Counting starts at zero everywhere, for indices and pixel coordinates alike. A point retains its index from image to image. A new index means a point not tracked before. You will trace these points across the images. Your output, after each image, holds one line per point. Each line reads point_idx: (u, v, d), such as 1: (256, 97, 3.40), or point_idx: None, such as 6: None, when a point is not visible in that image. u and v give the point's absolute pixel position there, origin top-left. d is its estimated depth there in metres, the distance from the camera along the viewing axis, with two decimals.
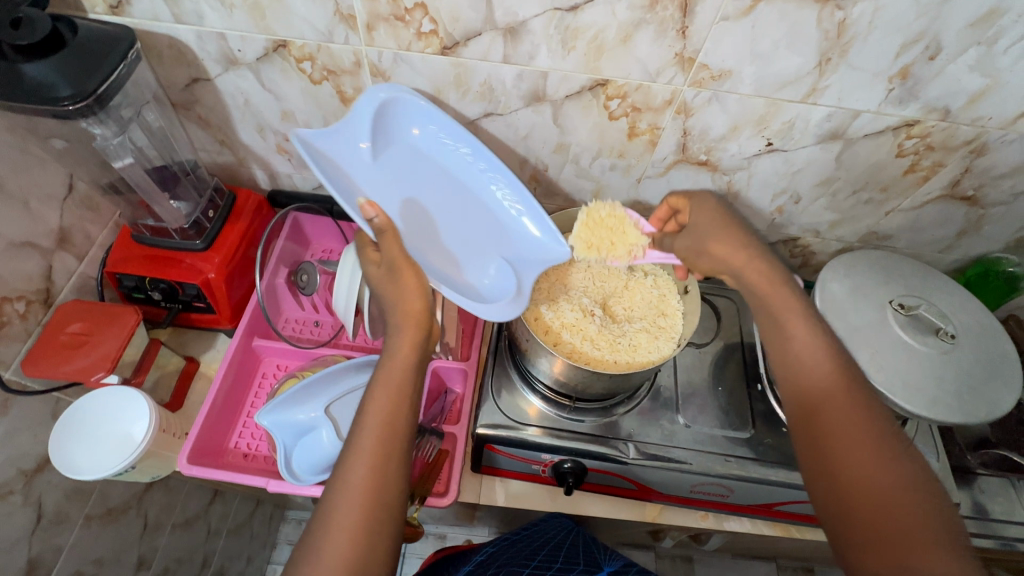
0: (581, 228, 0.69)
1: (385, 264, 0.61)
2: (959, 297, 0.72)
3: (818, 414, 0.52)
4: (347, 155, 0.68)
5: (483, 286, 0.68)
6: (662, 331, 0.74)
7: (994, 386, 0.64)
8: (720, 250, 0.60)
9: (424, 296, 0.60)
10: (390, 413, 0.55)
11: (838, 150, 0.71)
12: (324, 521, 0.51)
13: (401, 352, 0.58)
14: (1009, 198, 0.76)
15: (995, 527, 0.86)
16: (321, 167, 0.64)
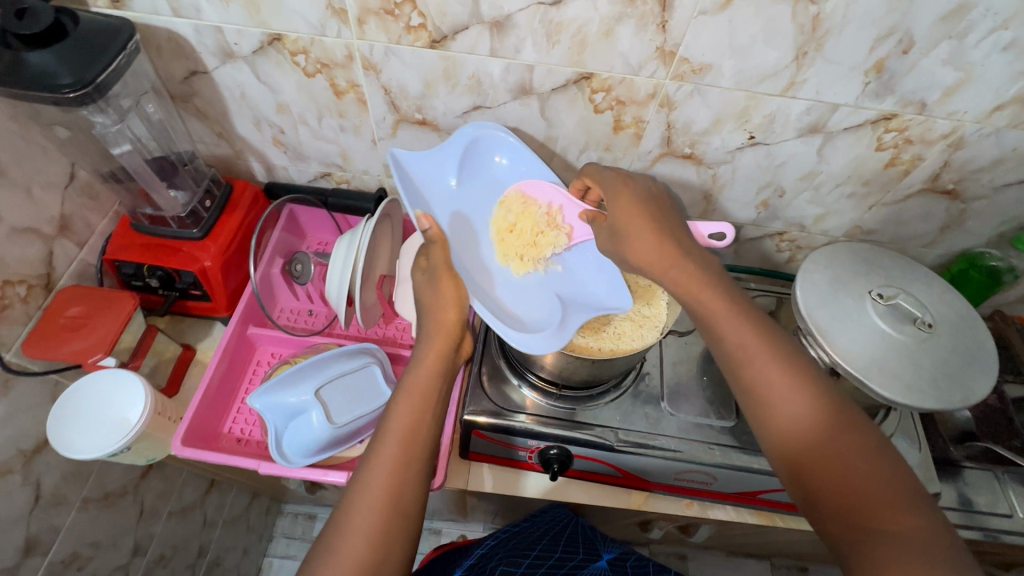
0: (503, 246, 0.76)
1: (428, 271, 0.67)
2: (938, 288, 0.73)
3: (773, 404, 0.54)
4: (434, 182, 0.77)
5: (535, 322, 0.72)
6: (646, 320, 0.73)
7: (969, 373, 0.66)
8: (641, 248, 0.61)
9: (458, 309, 0.66)
10: (418, 409, 0.60)
11: (819, 143, 0.73)
12: (352, 507, 0.54)
13: (428, 359, 0.63)
14: (989, 191, 0.77)
15: (978, 518, 0.87)
16: (405, 185, 0.74)
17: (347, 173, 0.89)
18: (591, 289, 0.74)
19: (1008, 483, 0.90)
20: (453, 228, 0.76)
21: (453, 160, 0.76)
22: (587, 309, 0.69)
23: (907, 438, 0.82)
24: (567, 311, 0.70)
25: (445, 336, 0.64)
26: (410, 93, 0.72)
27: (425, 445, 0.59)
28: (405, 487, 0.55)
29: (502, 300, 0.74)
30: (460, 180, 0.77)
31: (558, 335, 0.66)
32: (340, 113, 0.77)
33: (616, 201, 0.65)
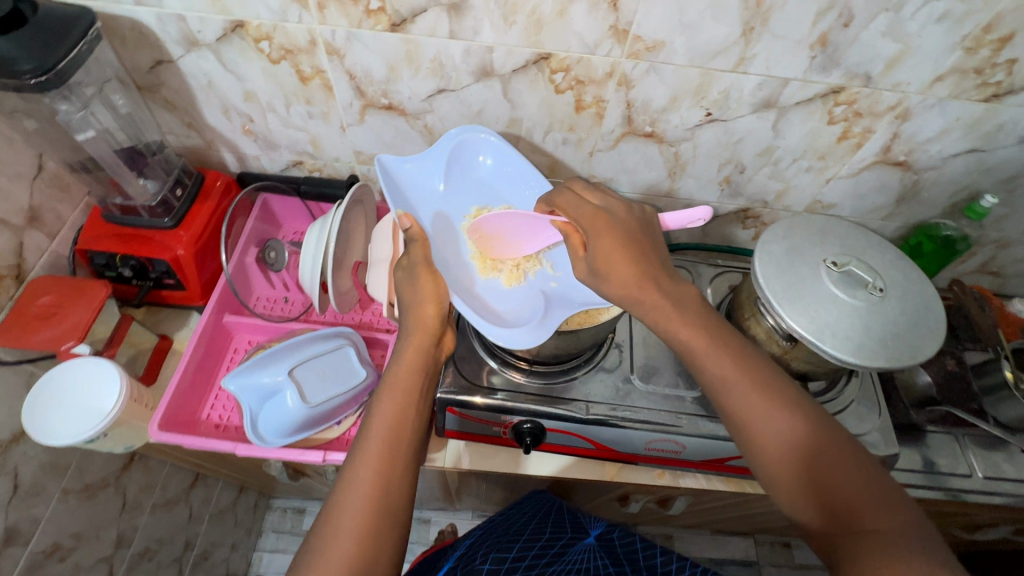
0: (487, 265, 0.79)
1: (408, 267, 0.68)
2: (890, 256, 0.76)
3: (755, 425, 0.56)
4: (421, 184, 0.80)
5: (510, 317, 0.75)
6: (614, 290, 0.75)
7: (918, 334, 0.69)
8: (620, 285, 0.61)
9: (437, 303, 0.68)
10: (401, 404, 0.62)
11: (773, 118, 0.75)
12: (339, 507, 0.55)
13: (407, 354, 0.66)
14: (939, 162, 0.80)
15: (940, 478, 0.91)
16: (392, 188, 0.76)
17: (319, 161, 0.90)
18: (576, 281, 0.77)
19: (967, 445, 0.94)
20: (440, 229, 0.79)
21: (440, 162, 0.79)
22: (569, 305, 0.72)
23: (868, 403, 0.85)
24: (550, 307, 0.73)
25: (425, 332, 0.67)
26: (375, 78, 0.74)
27: (410, 440, 0.61)
28: (391, 482, 0.57)
29: (484, 295, 0.77)
30: (449, 181, 0.81)
31: (538, 332, 0.69)
32: (307, 100, 0.78)
33: (599, 239, 0.63)
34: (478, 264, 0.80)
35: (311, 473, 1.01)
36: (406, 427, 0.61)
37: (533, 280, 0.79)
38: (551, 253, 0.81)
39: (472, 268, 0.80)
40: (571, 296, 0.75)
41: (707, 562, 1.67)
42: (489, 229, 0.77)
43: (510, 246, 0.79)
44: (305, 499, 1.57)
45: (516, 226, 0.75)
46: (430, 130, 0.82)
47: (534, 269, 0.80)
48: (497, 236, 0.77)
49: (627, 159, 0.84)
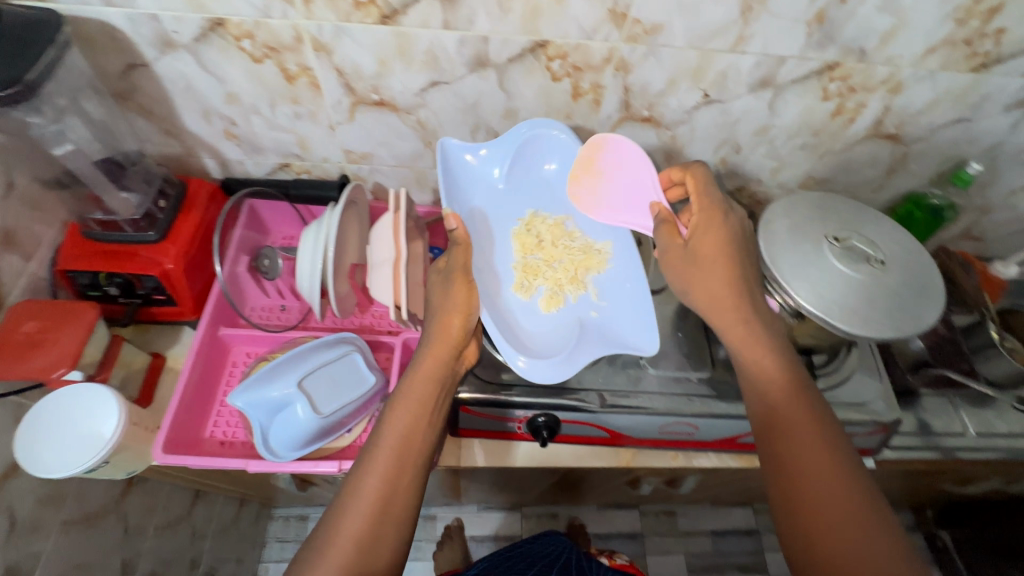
0: (529, 276, 0.82)
1: (445, 272, 0.69)
2: (886, 228, 0.77)
3: (789, 459, 0.57)
4: (479, 174, 0.83)
5: (538, 346, 0.75)
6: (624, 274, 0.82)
7: (919, 303, 0.70)
8: (705, 294, 0.68)
9: (464, 317, 0.67)
10: (418, 417, 0.62)
11: (769, 97, 0.75)
12: (338, 515, 0.55)
13: (427, 360, 0.65)
14: (928, 132, 0.82)
15: (935, 439, 0.96)
16: (447, 174, 0.79)
17: (307, 162, 0.87)
18: (619, 315, 0.78)
19: (960, 405, 0.98)
20: (474, 224, 0.83)
21: (506, 156, 0.82)
22: (608, 341, 0.73)
23: (869, 371, 0.87)
24: (580, 339, 0.74)
25: (445, 343, 0.66)
26: (365, 73, 0.71)
27: (422, 450, 0.60)
28: (396, 491, 0.56)
29: (514, 309, 0.80)
30: (508, 180, 0.84)
31: (560, 365, 0.70)
32: (294, 100, 0.75)
33: (701, 234, 0.70)
34: (518, 276, 0.82)
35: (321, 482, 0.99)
36: (418, 442, 0.60)
37: (572, 303, 0.81)
38: (600, 282, 0.82)
39: (506, 281, 0.82)
40: (607, 333, 0.76)
41: (709, 533, 1.72)
42: (597, 164, 0.80)
43: (591, 194, 0.82)
44: (307, 506, 1.61)
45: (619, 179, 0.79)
46: (424, 125, 0.80)
47: (576, 293, 0.81)
48: (599, 175, 0.81)
49: None
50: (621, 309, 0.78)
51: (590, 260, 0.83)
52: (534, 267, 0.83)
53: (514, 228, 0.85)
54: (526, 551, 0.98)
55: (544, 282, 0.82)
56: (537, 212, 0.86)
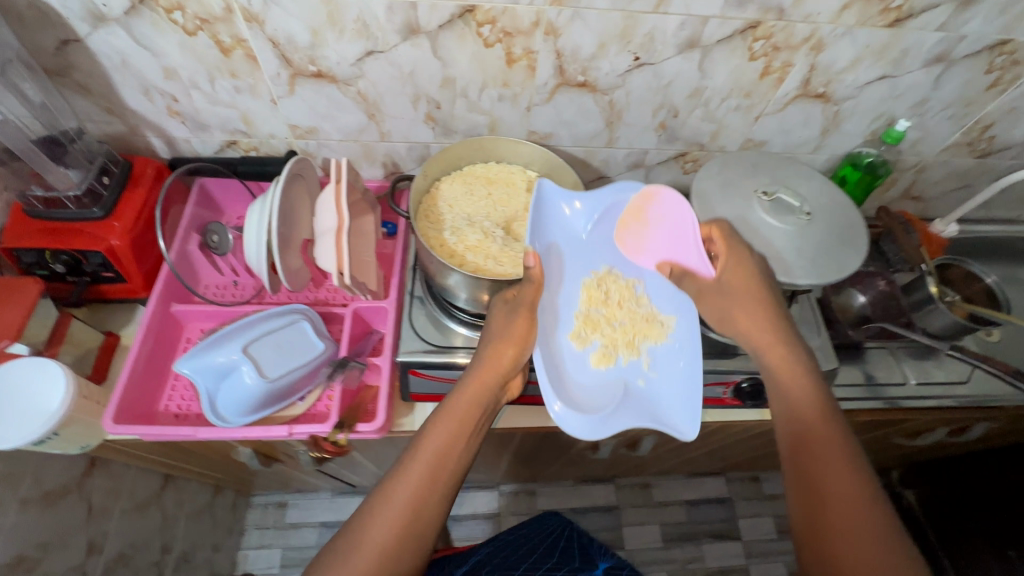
0: (590, 331, 0.81)
1: (513, 302, 0.71)
2: (815, 182, 0.80)
3: (810, 469, 0.60)
4: (566, 224, 0.81)
5: (582, 397, 0.73)
6: (646, 331, 0.82)
7: (844, 250, 0.73)
8: (746, 325, 0.72)
9: (515, 353, 0.70)
10: (453, 435, 0.64)
11: (697, 58, 0.78)
12: (365, 525, 0.58)
13: (472, 384, 0.68)
14: (855, 90, 0.85)
15: (878, 389, 0.99)
16: (539, 218, 0.77)
17: (253, 139, 0.88)
18: (665, 390, 0.77)
19: (902, 357, 1.03)
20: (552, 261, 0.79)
21: (592, 208, 0.80)
22: (642, 411, 0.73)
23: (808, 324, 0.90)
24: (620, 406, 0.72)
25: (493, 370, 0.69)
26: (300, 45, 0.72)
27: (453, 471, 0.62)
28: (426, 506, 0.59)
29: (566, 355, 0.79)
30: (592, 233, 0.83)
31: (601, 423, 0.69)
32: (232, 73, 0.76)
33: (730, 269, 0.72)
34: (578, 325, 0.82)
35: (285, 457, 1.01)
36: (450, 464, 0.62)
37: (622, 365, 0.80)
38: (656, 350, 0.81)
39: (562, 328, 0.81)
40: (649, 405, 0.75)
41: (683, 503, 1.76)
42: (648, 212, 0.78)
43: (637, 240, 0.81)
44: (285, 492, 1.63)
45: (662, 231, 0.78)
46: (364, 96, 0.81)
47: (629, 356, 0.80)
48: (647, 223, 0.79)
49: (563, 112, 0.86)
50: (670, 384, 0.76)
51: (651, 328, 0.82)
52: (594, 323, 0.82)
53: (585, 279, 0.84)
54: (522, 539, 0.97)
55: (601, 337, 0.81)
56: (609, 269, 0.85)
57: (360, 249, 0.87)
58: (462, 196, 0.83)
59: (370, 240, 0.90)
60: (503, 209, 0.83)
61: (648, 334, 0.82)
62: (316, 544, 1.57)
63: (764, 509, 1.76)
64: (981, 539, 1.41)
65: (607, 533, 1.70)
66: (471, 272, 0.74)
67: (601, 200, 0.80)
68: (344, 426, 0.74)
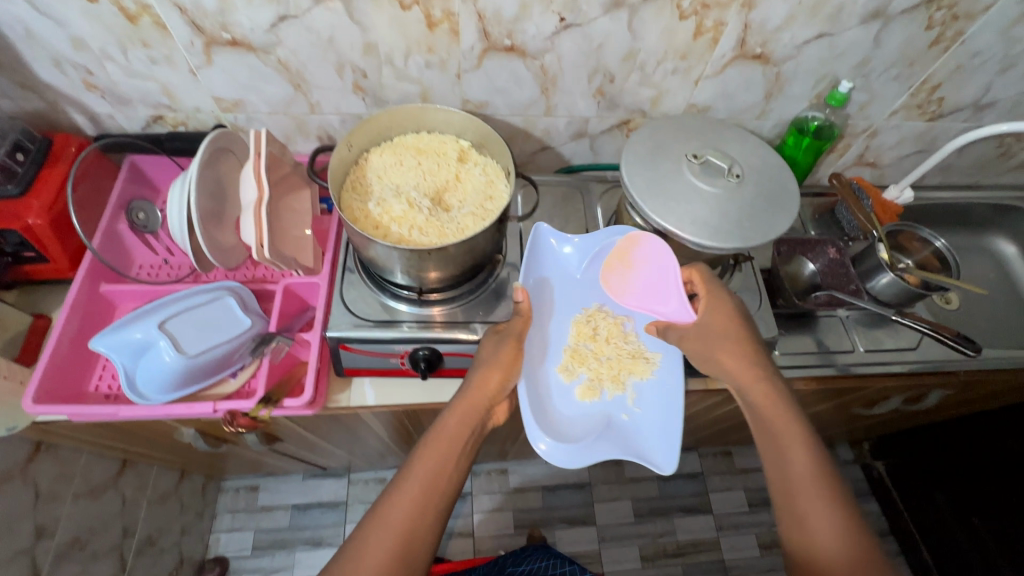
0: (577, 364, 0.82)
1: (505, 334, 0.75)
2: (749, 145, 0.78)
3: (800, 504, 0.60)
4: (562, 264, 0.85)
5: (565, 426, 0.77)
6: (633, 368, 0.82)
7: (771, 212, 0.71)
8: (727, 360, 0.71)
9: (500, 381, 0.72)
10: (443, 459, 0.64)
11: (625, 18, 0.75)
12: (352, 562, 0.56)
13: (459, 408, 0.69)
14: (794, 50, 0.83)
15: (830, 356, 0.98)
16: (531, 258, 0.82)
17: (179, 114, 0.86)
18: (647, 427, 0.78)
19: (851, 326, 1.01)
20: (541, 297, 0.83)
21: (585, 250, 0.83)
22: (621, 443, 0.75)
23: (751, 292, 0.88)
24: (599, 437, 0.76)
25: (479, 395, 0.70)
26: (208, 10, 0.70)
27: (444, 493, 0.63)
28: (420, 529, 0.59)
29: (552, 387, 0.81)
30: (586, 272, 0.85)
31: (578, 454, 0.72)
32: (144, 43, 0.74)
33: (709, 312, 0.74)
34: (567, 359, 0.83)
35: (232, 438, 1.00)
36: (441, 486, 0.62)
37: (606, 399, 0.81)
38: (641, 386, 0.81)
39: (551, 360, 0.83)
40: (631, 441, 0.76)
41: (656, 478, 1.73)
42: (632, 255, 0.80)
43: (622, 282, 0.83)
44: (257, 477, 1.62)
45: (648, 274, 0.80)
46: (286, 65, 0.79)
47: (614, 391, 0.81)
48: (632, 266, 0.81)
49: (495, 78, 0.84)
50: (652, 421, 0.78)
51: (636, 364, 0.82)
52: (582, 356, 0.83)
53: (577, 315, 0.85)
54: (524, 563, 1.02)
55: (587, 371, 0.82)
56: (599, 307, 0.86)
57: (292, 224, 0.86)
58: (391, 166, 0.81)
59: (306, 215, 0.88)
60: (433, 178, 0.81)
61: (634, 369, 0.82)
62: (289, 527, 1.56)
63: (737, 483, 1.74)
64: (947, 510, 1.41)
65: (578, 510, 1.66)
66: (393, 242, 0.73)
67: (594, 242, 0.83)
68: (269, 401, 0.73)
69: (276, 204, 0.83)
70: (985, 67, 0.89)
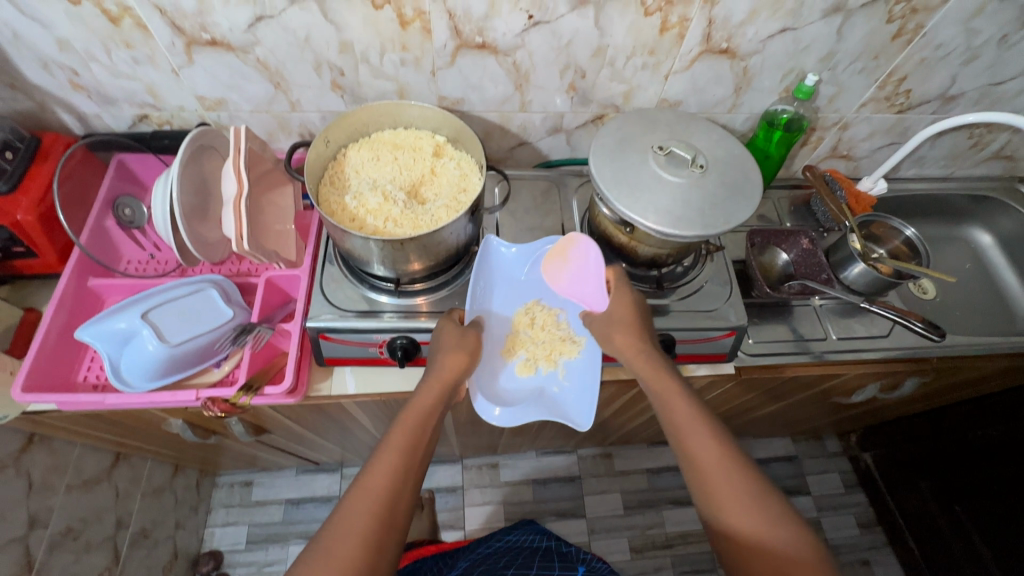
0: (515, 346, 0.86)
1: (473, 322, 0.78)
2: (714, 136, 0.81)
3: (704, 470, 0.64)
4: (507, 267, 0.89)
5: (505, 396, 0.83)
6: (563, 348, 0.86)
7: (733, 200, 0.73)
8: (621, 343, 0.76)
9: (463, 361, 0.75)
10: (415, 432, 0.67)
11: (592, 14, 0.78)
12: (326, 542, 0.58)
13: (428, 387, 0.72)
14: (759, 44, 0.85)
15: (804, 343, 1.00)
16: (481, 266, 0.85)
17: (164, 113, 0.89)
18: (575, 397, 0.82)
19: (825, 314, 1.03)
20: (484, 300, 0.86)
21: (529, 254, 0.88)
22: (549, 408, 0.80)
23: (721, 281, 0.90)
24: (530, 404, 0.80)
25: (447, 376, 0.73)
26: (187, 11, 0.72)
27: (419, 463, 0.66)
28: (399, 496, 0.62)
29: (493, 365, 0.85)
30: (530, 273, 0.89)
31: (514, 415, 0.79)
32: (126, 43, 0.76)
33: (615, 302, 0.78)
34: (507, 342, 0.87)
35: (221, 429, 1.03)
36: (416, 457, 0.66)
37: (541, 375, 0.85)
38: (570, 362, 0.86)
39: (492, 343, 0.86)
40: (560, 409, 0.81)
41: (645, 472, 1.75)
42: (573, 250, 0.83)
43: (559, 272, 0.85)
44: (250, 472, 1.65)
45: (584, 269, 0.82)
46: (265, 64, 0.81)
47: (547, 368, 0.86)
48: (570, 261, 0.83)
49: (469, 75, 0.86)
50: (578, 392, 0.82)
51: (566, 345, 0.86)
52: (522, 340, 0.87)
53: (517, 311, 0.89)
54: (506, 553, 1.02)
55: (525, 351, 0.86)
56: (537, 301, 0.89)
57: (274, 219, 0.88)
58: (368, 161, 0.84)
59: (289, 211, 0.91)
60: (408, 172, 0.84)
61: (564, 349, 0.86)
62: (282, 520, 1.59)
63: None
64: (931, 501, 1.42)
65: (569, 502, 1.68)
66: (368, 233, 0.75)
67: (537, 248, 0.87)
68: (251, 387, 0.76)
69: (258, 199, 0.85)
70: (949, 59, 0.91)
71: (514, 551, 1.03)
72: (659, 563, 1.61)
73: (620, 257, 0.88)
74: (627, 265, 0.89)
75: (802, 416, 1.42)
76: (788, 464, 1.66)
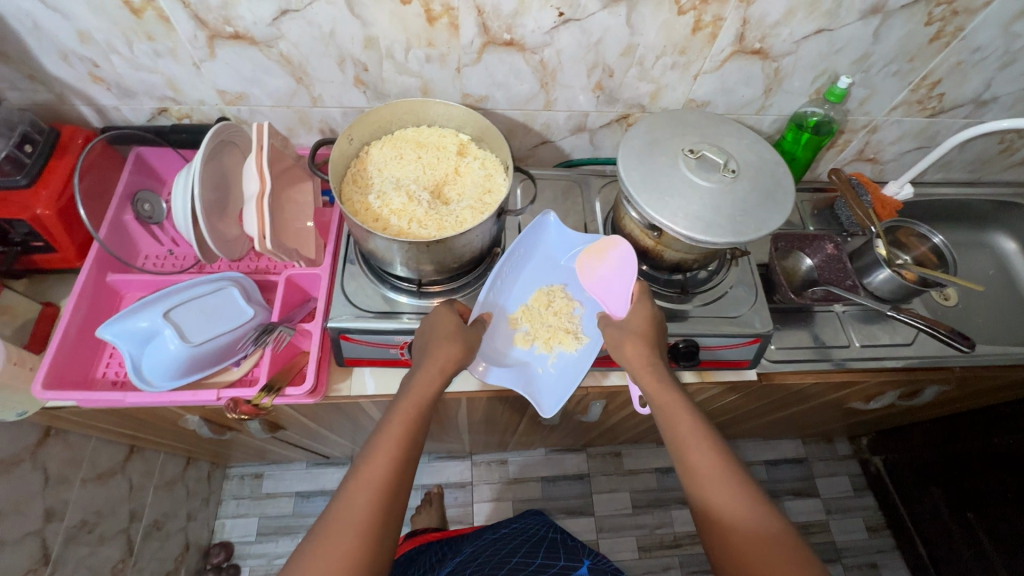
0: (523, 318, 0.85)
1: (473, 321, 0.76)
2: (746, 141, 0.79)
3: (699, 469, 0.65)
4: (550, 249, 0.89)
5: (499, 356, 0.83)
6: (563, 338, 0.83)
7: (765, 207, 0.71)
8: (629, 349, 0.74)
9: (458, 353, 0.72)
10: (409, 428, 0.66)
11: (624, 12, 0.76)
12: (324, 532, 0.58)
13: (423, 380, 0.70)
14: (792, 46, 0.83)
15: (826, 351, 0.99)
16: (526, 237, 0.85)
17: (184, 106, 0.87)
18: (552, 387, 0.82)
19: (848, 321, 1.02)
20: (513, 265, 0.86)
21: (575, 243, 0.86)
22: (523, 385, 0.81)
23: (748, 287, 0.89)
24: (510, 374, 0.81)
25: (441, 368, 0.71)
26: (211, 4, 0.71)
27: (412, 455, 0.66)
28: (394, 491, 0.62)
29: (496, 323, 0.85)
30: (569, 261, 0.88)
31: (493, 374, 0.80)
32: (148, 36, 0.75)
33: (634, 311, 0.76)
34: (518, 312, 0.86)
35: (237, 425, 1.03)
36: (410, 450, 0.65)
37: (533, 353, 0.84)
38: (563, 351, 0.84)
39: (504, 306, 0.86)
40: (534, 390, 0.82)
41: (655, 471, 1.74)
42: (608, 252, 0.82)
43: (592, 270, 0.84)
44: (262, 464, 1.65)
45: (614, 275, 0.81)
46: (288, 59, 0.80)
47: (541, 349, 0.84)
48: (604, 260, 0.82)
49: (495, 72, 0.84)
50: (558, 384, 0.81)
51: (567, 337, 0.83)
52: (531, 315, 0.85)
53: (537, 289, 0.87)
54: (513, 539, 1.01)
55: (529, 326, 0.85)
56: (561, 286, 0.87)
57: (295, 216, 0.87)
58: (391, 160, 0.82)
59: (308, 208, 0.89)
60: (432, 171, 0.82)
61: (563, 339, 0.83)
62: (293, 513, 1.59)
63: None
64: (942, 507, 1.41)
65: (578, 500, 1.68)
66: (392, 234, 0.74)
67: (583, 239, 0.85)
68: (272, 388, 0.75)
69: (279, 196, 0.84)
70: (985, 63, 0.89)
71: (518, 538, 1.01)
72: (667, 563, 1.61)
73: (644, 262, 0.87)
74: (649, 268, 0.88)
75: (816, 420, 1.41)
76: (799, 466, 1.65)
